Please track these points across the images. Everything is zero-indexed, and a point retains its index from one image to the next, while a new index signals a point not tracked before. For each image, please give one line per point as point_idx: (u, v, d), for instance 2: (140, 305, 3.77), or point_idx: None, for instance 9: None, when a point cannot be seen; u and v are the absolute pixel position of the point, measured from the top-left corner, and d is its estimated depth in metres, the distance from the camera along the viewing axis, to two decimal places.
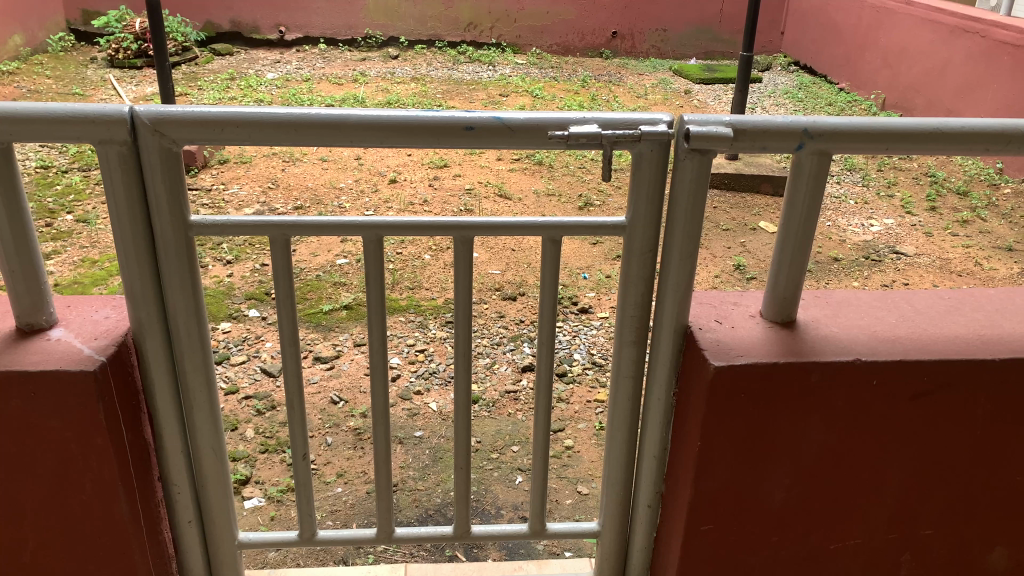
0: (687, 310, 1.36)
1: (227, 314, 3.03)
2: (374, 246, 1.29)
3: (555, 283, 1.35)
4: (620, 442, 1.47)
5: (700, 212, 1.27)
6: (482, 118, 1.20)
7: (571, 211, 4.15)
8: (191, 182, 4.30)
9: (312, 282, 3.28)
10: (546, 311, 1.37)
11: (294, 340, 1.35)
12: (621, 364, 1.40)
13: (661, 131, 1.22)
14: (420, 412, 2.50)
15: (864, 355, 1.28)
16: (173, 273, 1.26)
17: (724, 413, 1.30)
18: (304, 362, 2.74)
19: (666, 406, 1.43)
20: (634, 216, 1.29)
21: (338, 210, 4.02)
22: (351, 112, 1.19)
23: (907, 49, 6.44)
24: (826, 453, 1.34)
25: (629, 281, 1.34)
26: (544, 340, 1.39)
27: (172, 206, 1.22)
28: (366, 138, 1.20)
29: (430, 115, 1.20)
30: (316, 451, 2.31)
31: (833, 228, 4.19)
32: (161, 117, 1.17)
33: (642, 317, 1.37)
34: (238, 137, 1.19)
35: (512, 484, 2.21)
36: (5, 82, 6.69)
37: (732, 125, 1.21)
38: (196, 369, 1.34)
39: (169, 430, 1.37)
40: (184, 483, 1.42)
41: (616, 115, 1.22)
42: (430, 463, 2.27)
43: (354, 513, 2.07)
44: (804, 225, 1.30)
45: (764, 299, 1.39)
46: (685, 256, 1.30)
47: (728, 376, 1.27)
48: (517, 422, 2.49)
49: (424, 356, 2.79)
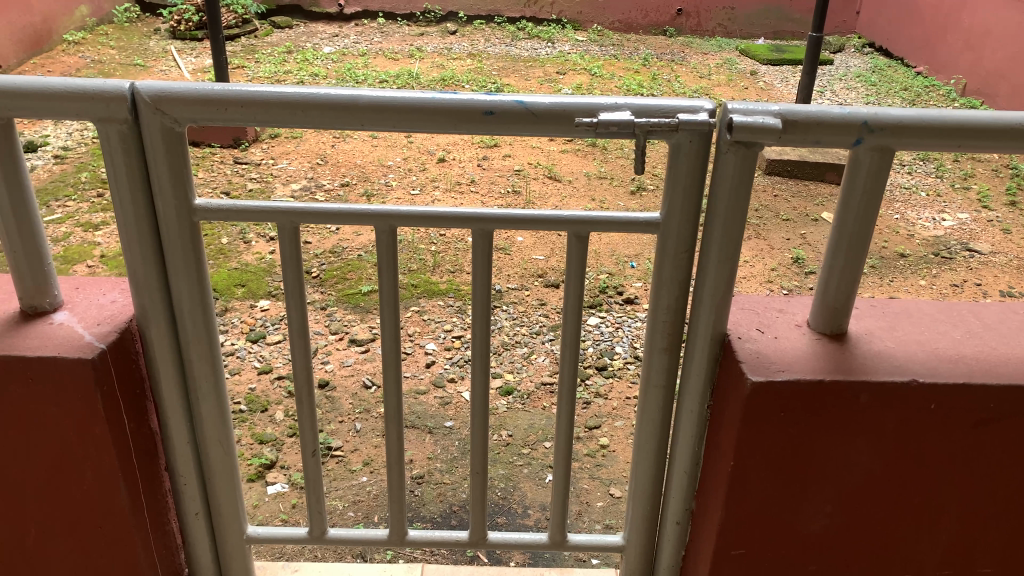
0: (725, 317, 1.24)
1: (266, 292, 3.00)
2: (387, 236, 1.21)
3: (581, 283, 1.25)
4: (647, 456, 1.37)
5: (742, 211, 1.15)
6: (503, 101, 1.11)
7: (622, 196, 4.01)
8: (241, 157, 4.30)
9: (352, 262, 3.24)
10: (571, 312, 1.27)
11: (304, 332, 1.28)
12: (651, 372, 1.30)
13: (701, 121, 1.10)
14: (452, 401, 2.43)
15: (921, 376, 1.15)
16: (178, 258, 1.20)
17: (761, 433, 1.18)
18: (338, 345, 2.70)
19: (699, 420, 1.32)
20: (669, 212, 1.18)
21: (384, 188, 3.98)
22: (363, 92, 1.11)
23: (992, 32, 6.05)
24: (873, 479, 1.22)
25: (661, 284, 1.23)
26: (567, 344, 1.29)
27: (176, 189, 1.15)
28: (377, 122, 1.12)
29: (447, 97, 1.11)
30: (344, 437, 2.26)
31: (901, 222, 3.96)
32: (163, 95, 1.10)
33: (676, 323, 1.26)
34: (243, 118, 1.12)
35: (542, 483, 2.12)
36: (71, 53, 6.85)
37: (780, 116, 1.08)
38: (204, 359, 1.28)
39: (174, 420, 1.33)
40: (191, 475, 1.38)
41: (651, 102, 1.11)
42: (459, 455, 2.20)
43: (376, 505, 2.01)
44: (859, 228, 1.17)
45: (812, 308, 1.26)
46: (724, 258, 1.18)
47: (767, 393, 1.15)
48: (551, 416, 2.40)
49: (460, 343, 2.72)
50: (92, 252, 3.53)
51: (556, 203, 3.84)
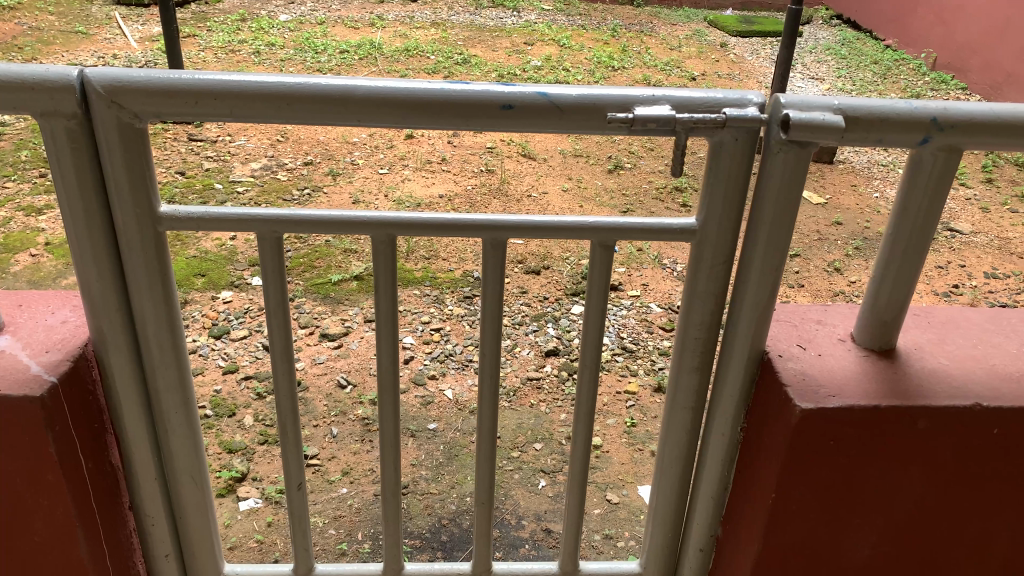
0: (764, 333, 1.11)
1: (229, 283, 2.81)
2: (386, 247, 1.06)
3: (604, 296, 1.11)
4: (672, 482, 1.24)
5: (791, 217, 1.02)
6: (524, 94, 0.95)
7: (600, 174, 3.87)
8: (196, 133, 4.05)
9: (320, 248, 3.05)
10: (591, 328, 1.13)
11: (288, 355, 1.12)
12: (678, 393, 1.17)
13: (751, 117, 0.96)
14: (434, 400, 2.29)
15: (985, 400, 1.04)
16: (140, 275, 1.03)
17: (807, 463, 1.07)
18: (309, 340, 2.53)
19: (728, 444, 1.20)
20: (707, 217, 1.04)
21: (350, 166, 3.77)
22: (359, 82, 0.95)
23: (963, 5, 6.01)
24: (923, 509, 1.11)
25: (694, 297, 1.09)
26: (587, 363, 1.15)
27: (137, 196, 0.98)
28: (374, 117, 0.96)
29: (460, 88, 0.95)
30: (320, 444, 2.11)
31: (882, 201, 3.97)
32: (119, 84, 0.92)
33: (708, 339, 1.13)
34: (217, 112, 0.95)
35: (534, 489, 2.00)
36: (6, 19, 6.43)
37: (842, 112, 0.95)
38: (174, 387, 1.12)
39: (140, 455, 1.16)
40: (159, 514, 1.22)
41: (693, 95, 0.97)
42: (445, 461, 2.06)
43: (359, 520, 1.87)
44: (917, 236, 1.04)
45: (858, 321, 1.14)
46: (767, 271, 1.06)
47: (816, 422, 1.03)
48: (540, 415, 2.27)
49: (439, 336, 2.58)
50: (35, 240, 3.28)
51: (531, 185, 3.68)
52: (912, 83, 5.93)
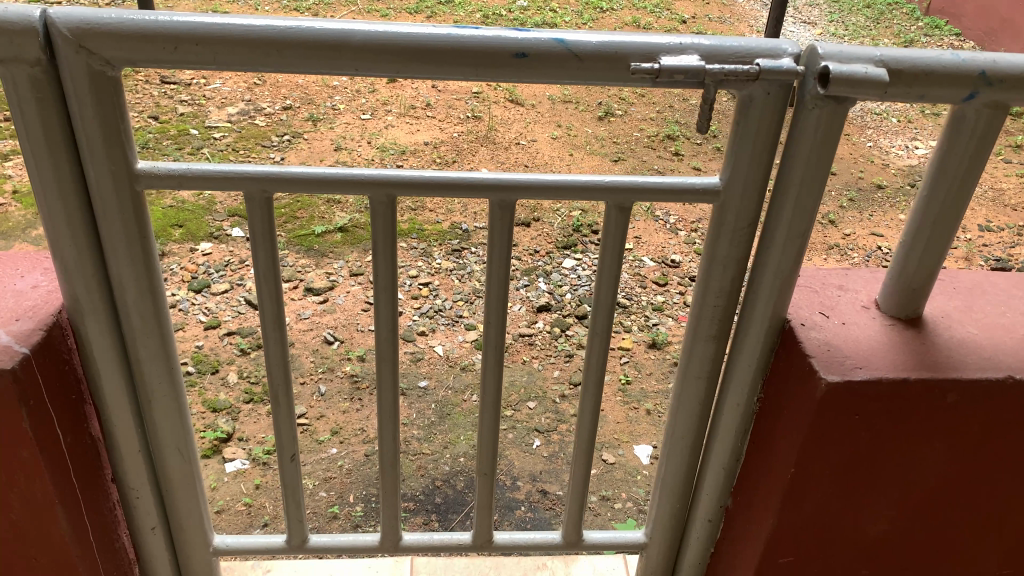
0: (786, 301, 1.06)
1: (208, 234, 2.70)
2: (386, 208, 0.98)
3: (618, 260, 1.04)
4: (681, 453, 1.20)
5: (821, 178, 0.95)
6: (539, 41, 0.87)
7: (590, 122, 3.76)
8: (167, 75, 3.87)
9: (302, 198, 2.94)
10: (604, 294, 1.07)
11: (280, 324, 1.05)
12: (691, 363, 1.11)
13: (785, 69, 0.88)
14: (424, 357, 2.23)
15: (1017, 372, 0.99)
16: (118, 238, 0.95)
17: (829, 438, 1.02)
18: (293, 294, 2.45)
19: (743, 414, 1.15)
20: (731, 178, 0.97)
21: (331, 111, 3.63)
22: (356, 27, 0.85)
23: None
24: (945, 485, 1.07)
25: (714, 263, 1.03)
26: (598, 331, 1.09)
27: (111, 151, 0.90)
28: (375, 67, 0.87)
29: (470, 35, 0.86)
30: (308, 403, 2.05)
31: (875, 150, 3.91)
32: (88, 27, 0.83)
33: (727, 307, 1.07)
34: (200, 59, 0.85)
35: (529, 449, 1.95)
36: None
37: (885, 64, 0.87)
38: (157, 357, 1.05)
39: (123, 427, 1.09)
40: (145, 487, 1.15)
41: (722, 42, 0.89)
42: (437, 420, 2.01)
43: (349, 482, 1.82)
44: (952, 199, 0.98)
45: (883, 287, 1.08)
46: (793, 237, 0.99)
47: (843, 396, 0.98)
48: (533, 372, 2.23)
49: (427, 291, 2.51)
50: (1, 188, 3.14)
51: (520, 132, 3.57)
52: (905, 29, 5.81)
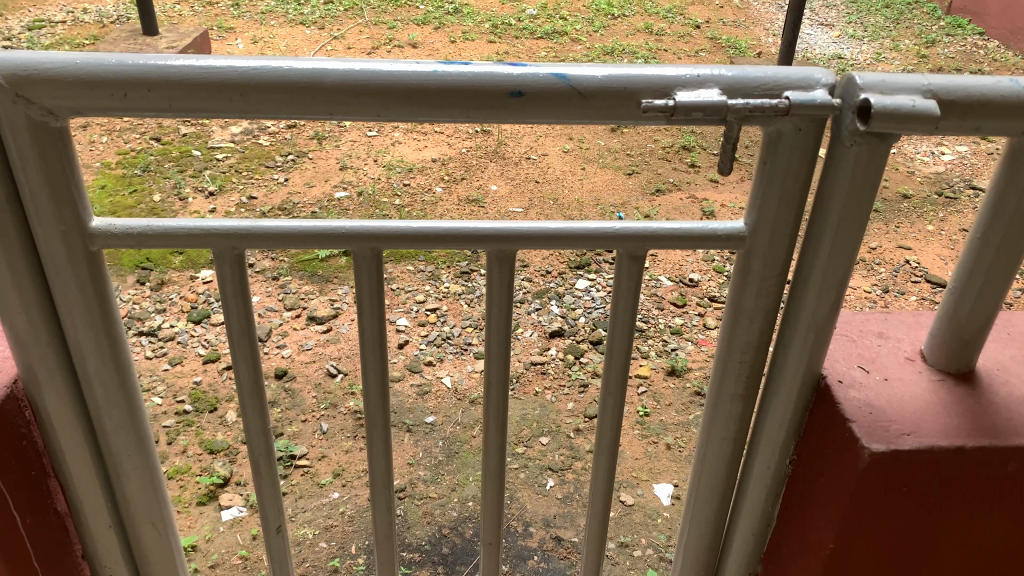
0: (821, 355, 0.94)
1: (208, 261, 2.61)
2: (370, 262, 0.87)
3: (632, 314, 0.93)
4: (706, 518, 1.08)
5: (860, 225, 0.85)
6: (537, 77, 0.76)
7: (602, 133, 3.65)
8: None
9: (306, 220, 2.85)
10: (617, 351, 0.95)
11: (258, 389, 0.95)
12: (715, 422, 1.00)
13: (819, 102, 0.77)
14: (431, 389, 2.13)
15: None
16: (73, 304, 0.86)
17: (873, 512, 0.92)
18: (296, 323, 2.36)
19: (773, 477, 1.03)
20: (757, 224, 0.86)
21: (336, 129, 3.55)
22: (329, 65, 0.75)
23: None
24: (1001, 558, 0.96)
25: (739, 316, 0.92)
26: (611, 391, 0.98)
27: (62, 212, 0.80)
28: (352, 109, 0.77)
29: (462, 70, 0.76)
30: (309, 442, 1.95)
31: (900, 156, 3.77)
32: (25, 74, 0.73)
33: (755, 364, 0.96)
34: (152, 107, 0.75)
35: (543, 491, 1.85)
36: None
37: (934, 94, 0.76)
38: (125, 428, 0.95)
39: (90, 503, 0.99)
40: (118, 563, 1.06)
41: (746, 73, 0.78)
42: (445, 460, 1.91)
43: (352, 531, 1.72)
44: (1010, 243, 0.87)
45: (929, 339, 0.97)
46: (828, 286, 0.88)
47: (888, 466, 0.88)
48: (546, 405, 2.12)
49: (435, 317, 2.41)
50: None
51: (530, 146, 3.46)
52: (926, 28, 5.65)
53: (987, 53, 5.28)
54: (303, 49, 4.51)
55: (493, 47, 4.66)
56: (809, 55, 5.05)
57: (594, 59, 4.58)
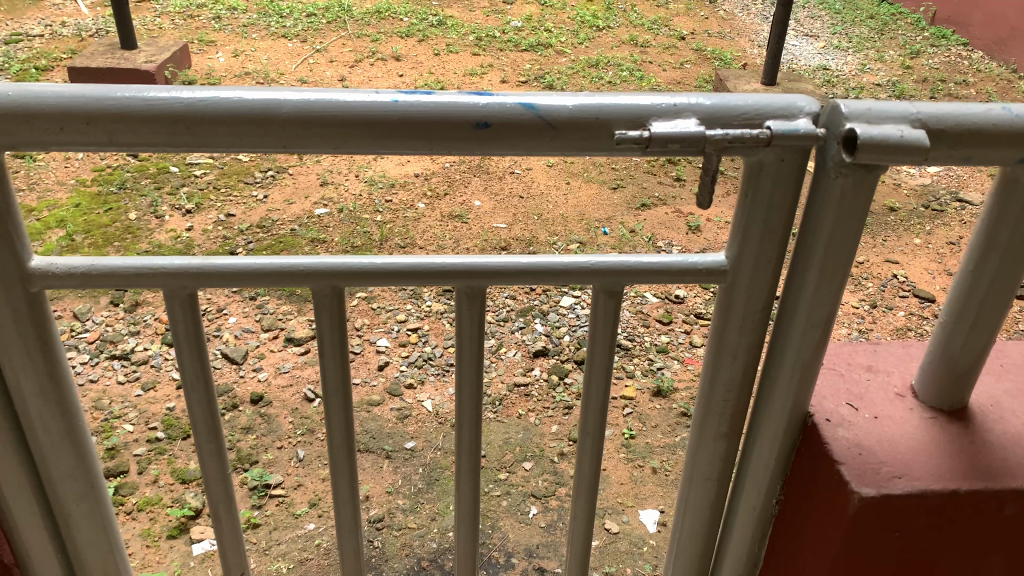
0: (808, 393, 0.90)
1: None
2: (331, 301, 0.82)
3: (609, 352, 0.88)
4: (690, 560, 1.03)
5: (847, 260, 0.80)
6: (504, 106, 0.72)
7: None
8: None
9: (285, 238, 2.80)
10: (594, 391, 0.90)
11: (215, 432, 0.90)
12: (699, 461, 0.96)
13: (803, 131, 0.73)
14: (411, 414, 2.09)
15: None
16: (14, 348, 0.80)
17: (866, 555, 0.88)
18: (273, 345, 2.32)
19: (760, 518, 0.98)
20: (740, 257, 0.82)
21: None
22: (284, 96, 0.71)
23: None
24: None
25: (721, 352, 0.88)
26: (589, 430, 0.93)
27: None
28: (309, 142, 0.72)
29: (426, 100, 0.71)
30: (284, 471, 1.93)
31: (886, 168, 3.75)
32: None
33: (739, 401, 0.91)
34: (93, 141, 0.70)
35: (525, 519, 1.80)
36: None
37: (922, 123, 0.72)
38: (75, 475, 0.90)
39: (38, 552, 0.94)
40: None
41: (726, 102, 0.74)
42: (424, 488, 1.88)
43: (327, 564, 1.71)
44: (1004, 276, 0.82)
45: (920, 372, 0.93)
46: (814, 323, 0.84)
47: (880, 511, 0.84)
48: (529, 427, 2.07)
49: (416, 337, 2.36)
50: None
51: (514, 159, 3.42)
52: (911, 39, 5.66)
53: (972, 63, 5.29)
54: (285, 62, 4.46)
55: (477, 60, 4.63)
56: (794, 66, 5.04)
57: (579, 71, 4.56)
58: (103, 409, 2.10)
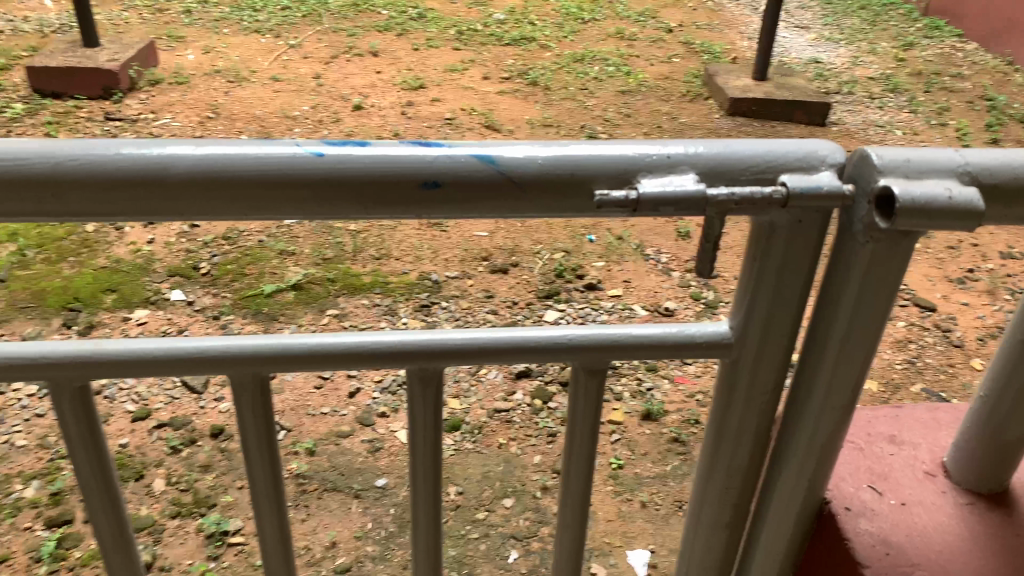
0: (823, 478, 0.77)
1: (144, 299, 2.41)
2: (253, 383, 0.68)
3: (591, 436, 0.74)
4: None
5: (875, 335, 0.67)
6: (454, 159, 0.57)
7: None
8: (114, 112, 3.66)
9: (252, 250, 2.66)
10: (574, 481, 0.77)
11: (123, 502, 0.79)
12: (695, 550, 0.83)
13: (825, 187, 0.59)
14: (384, 445, 1.96)
15: None
16: None
17: None
18: None
19: None
20: (747, 327, 0.68)
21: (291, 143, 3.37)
22: (180, 151, 0.57)
23: None
24: None
25: (723, 436, 0.75)
26: (568, 519, 0.80)
27: None
28: (213, 207, 0.58)
29: (358, 151, 0.57)
30: (245, 515, 1.81)
31: None
32: None
33: (744, 488, 0.78)
34: None
35: (504, 565, 1.67)
36: None
37: (969, 177, 0.59)
38: None
39: None
40: None
41: (732, 151, 0.59)
42: (396, 531, 1.76)
43: None
44: None
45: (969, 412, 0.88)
46: (833, 405, 0.71)
47: None
48: (510, 459, 1.94)
49: None
50: None
51: None
52: (904, 30, 5.54)
53: (967, 55, 5.17)
54: (258, 59, 4.28)
55: (458, 55, 4.47)
56: (786, 59, 4.90)
57: (564, 66, 4.40)
58: (49, 447, 2.00)
